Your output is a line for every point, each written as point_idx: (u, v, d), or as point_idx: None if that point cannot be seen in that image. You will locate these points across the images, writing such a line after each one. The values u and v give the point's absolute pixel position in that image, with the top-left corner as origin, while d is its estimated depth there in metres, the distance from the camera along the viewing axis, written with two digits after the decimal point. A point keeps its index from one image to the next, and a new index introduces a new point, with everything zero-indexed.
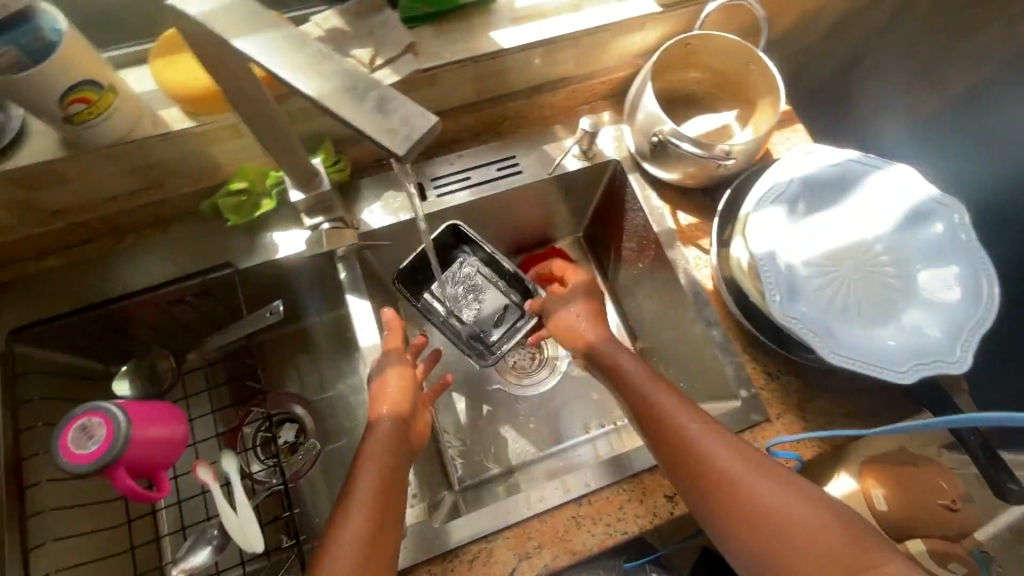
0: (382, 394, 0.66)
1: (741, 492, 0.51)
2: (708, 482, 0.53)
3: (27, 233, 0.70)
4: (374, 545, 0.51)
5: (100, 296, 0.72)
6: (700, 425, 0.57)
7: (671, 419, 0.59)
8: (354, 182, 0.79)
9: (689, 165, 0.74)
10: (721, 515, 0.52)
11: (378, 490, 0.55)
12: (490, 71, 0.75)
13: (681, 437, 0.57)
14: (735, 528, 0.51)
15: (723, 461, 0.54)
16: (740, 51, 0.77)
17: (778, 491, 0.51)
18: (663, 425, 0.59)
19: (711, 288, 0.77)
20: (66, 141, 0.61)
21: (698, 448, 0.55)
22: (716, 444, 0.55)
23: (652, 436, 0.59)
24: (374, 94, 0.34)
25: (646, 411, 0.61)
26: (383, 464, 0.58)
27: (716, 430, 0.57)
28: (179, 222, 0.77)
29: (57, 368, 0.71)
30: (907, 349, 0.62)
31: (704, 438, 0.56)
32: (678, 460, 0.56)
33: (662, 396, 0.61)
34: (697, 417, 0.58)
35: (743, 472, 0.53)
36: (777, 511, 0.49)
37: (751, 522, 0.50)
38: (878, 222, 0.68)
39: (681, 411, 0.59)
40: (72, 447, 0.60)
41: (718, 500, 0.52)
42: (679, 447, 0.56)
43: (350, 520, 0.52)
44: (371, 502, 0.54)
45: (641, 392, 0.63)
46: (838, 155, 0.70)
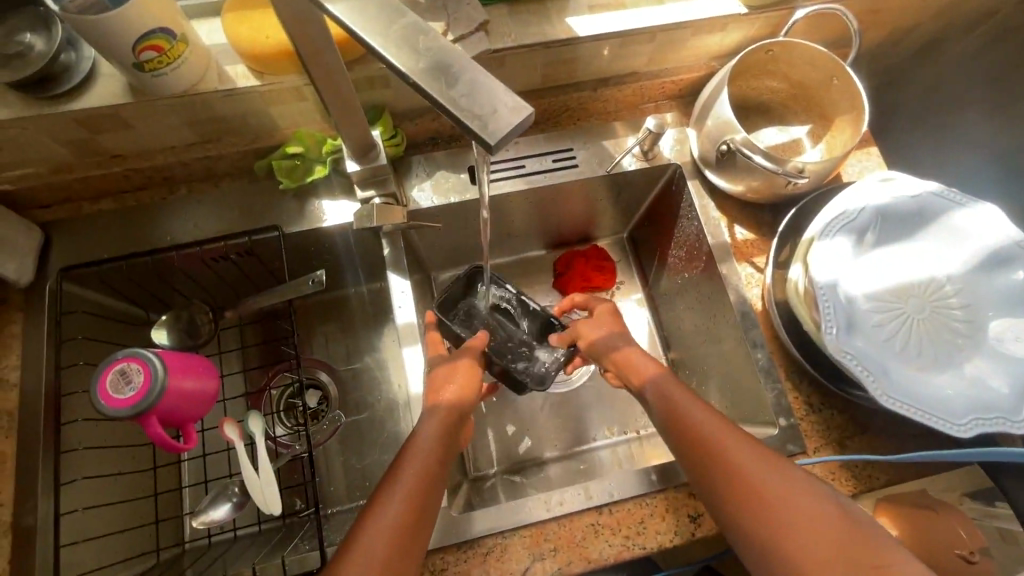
0: (437, 384, 0.65)
1: (792, 513, 0.50)
2: (754, 502, 0.52)
3: (85, 174, 0.71)
4: (409, 532, 0.52)
5: (148, 244, 0.73)
6: (745, 444, 0.56)
7: (714, 438, 0.57)
8: (407, 157, 0.78)
9: (756, 178, 0.71)
10: (760, 534, 0.51)
11: (420, 481, 0.55)
12: (559, 59, 0.73)
13: (727, 457, 0.55)
14: (777, 548, 0.49)
15: (774, 482, 0.52)
16: (825, 64, 0.73)
17: (830, 515, 0.49)
18: (707, 445, 0.57)
19: (761, 308, 0.74)
20: (133, 87, 0.62)
21: (745, 470, 0.54)
22: (764, 465, 0.54)
23: (693, 454, 0.57)
24: (467, 77, 0.32)
25: (684, 428, 0.59)
26: (431, 453, 0.58)
27: (764, 452, 0.55)
28: (231, 179, 0.77)
29: (97, 309, 0.72)
30: (967, 402, 0.58)
31: (753, 460, 0.54)
32: (722, 480, 0.54)
33: (705, 415, 0.59)
34: (742, 439, 0.56)
35: (792, 492, 0.51)
36: (826, 530, 0.48)
37: (796, 542, 0.49)
38: (953, 261, 0.63)
39: (726, 433, 0.57)
40: (110, 392, 0.60)
41: (761, 520, 0.51)
42: (725, 468, 0.55)
43: (388, 507, 0.53)
44: (411, 494, 0.54)
45: (680, 408, 0.61)
46: (919, 185, 0.66)
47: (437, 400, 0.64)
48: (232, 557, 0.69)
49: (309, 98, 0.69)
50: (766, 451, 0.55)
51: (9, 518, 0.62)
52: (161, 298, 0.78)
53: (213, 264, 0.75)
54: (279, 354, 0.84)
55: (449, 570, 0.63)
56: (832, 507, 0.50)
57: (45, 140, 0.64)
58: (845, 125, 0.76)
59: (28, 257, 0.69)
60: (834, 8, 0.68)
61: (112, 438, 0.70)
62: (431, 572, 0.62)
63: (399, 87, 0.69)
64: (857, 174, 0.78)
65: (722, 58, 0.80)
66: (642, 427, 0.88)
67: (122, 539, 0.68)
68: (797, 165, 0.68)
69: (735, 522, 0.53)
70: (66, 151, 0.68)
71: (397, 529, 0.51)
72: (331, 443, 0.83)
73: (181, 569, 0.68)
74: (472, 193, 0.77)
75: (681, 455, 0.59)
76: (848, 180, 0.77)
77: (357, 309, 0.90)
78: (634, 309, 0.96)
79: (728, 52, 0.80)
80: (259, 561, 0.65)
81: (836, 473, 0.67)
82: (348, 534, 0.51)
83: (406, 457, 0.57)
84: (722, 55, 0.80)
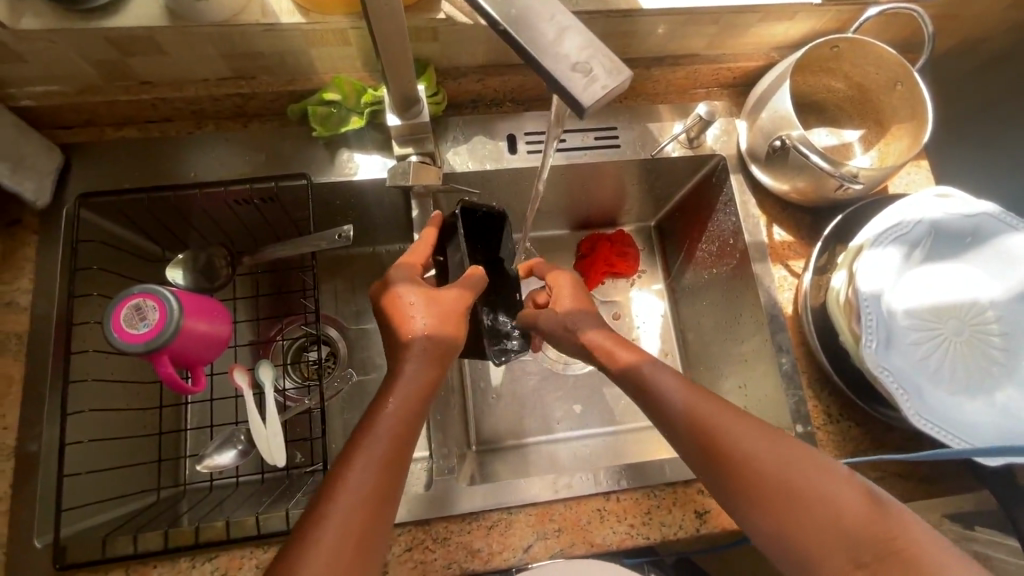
0: (402, 301, 0.59)
1: (815, 505, 0.49)
2: (772, 498, 0.50)
3: (109, 97, 0.68)
4: (382, 490, 0.49)
5: (170, 178, 0.70)
6: (761, 436, 0.53)
7: (727, 434, 0.54)
8: (446, 117, 0.75)
9: (806, 177, 0.69)
10: (765, 519, 0.50)
11: (394, 442, 0.52)
12: (618, 30, 0.70)
13: (727, 450, 0.53)
14: (799, 541, 0.49)
15: (792, 474, 0.50)
16: (893, 67, 0.69)
17: (850, 502, 0.48)
18: (721, 443, 0.53)
19: (790, 313, 0.73)
20: (172, 11, 0.59)
21: (748, 462, 0.52)
22: (783, 454, 0.52)
23: (704, 450, 0.54)
24: (564, 31, 0.30)
25: (693, 422, 0.55)
26: (402, 412, 0.53)
27: (764, 436, 0.53)
28: (260, 120, 0.74)
29: (114, 242, 0.71)
30: (997, 431, 0.57)
31: (775, 458, 0.52)
32: (740, 477, 0.52)
33: (714, 408, 0.56)
34: (755, 433, 0.53)
35: (815, 483, 0.50)
36: (842, 526, 0.48)
37: (822, 536, 0.48)
38: (995, 285, 0.62)
39: (738, 426, 0.54)
40: (125, 321, 0.58)
41: (765, 507, 0.50)
42: (741, 466, 0.52)
43: (364, 461, 0.50)
44: (385, 454, 0.51)
45: (686, 402, 0.57)
46: (976, 204, 0.63)
47: (413, 333, 0.57)
48: (235, 504, 0.68)
49: (354, 42, 0.66)
50: (781, 439, 0.53)
51: (14, 444, 0.61)
52: (177, 236, 0.76)
53: (234, 206, 0.72)
54: (292, 306, 0.83)
55: (452, 538, 0.63)
56: (848, 493, 0.49)
57: (71, 56, 0.61)
58: (902, 135, 0.73)
59: (46, 179, 0.67)
60: (912, 7, 0.65)
61: (119, 374, 0.69)
62: (433, 539, 0.62)
63: (448, 41, 0.66)
64: (904, 186, 0.76)
65: (783, 49, 0.77)
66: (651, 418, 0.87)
67: (123, 475, 0.67)
68: (852, 170, 0.65)
69: (753, 516, 0.51)
70: (92, 70, 0.65)
71: (369, 492, 0.48)
72: (337, 400, 0.82)
73: (182, 511, 0.68)
74: (510, 162, 0.74)
75: (689, 449, 0.56)
76: (895, 192, 0.75)
77: (374, 268, 0.88)
78: (653, 300, 0.94)
79: (790, 43, 0.77)
80: (261, 510, 0.64)
81: None
82: (314, 506, 0.48)
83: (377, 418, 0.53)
84: (784, 46, 0.77)
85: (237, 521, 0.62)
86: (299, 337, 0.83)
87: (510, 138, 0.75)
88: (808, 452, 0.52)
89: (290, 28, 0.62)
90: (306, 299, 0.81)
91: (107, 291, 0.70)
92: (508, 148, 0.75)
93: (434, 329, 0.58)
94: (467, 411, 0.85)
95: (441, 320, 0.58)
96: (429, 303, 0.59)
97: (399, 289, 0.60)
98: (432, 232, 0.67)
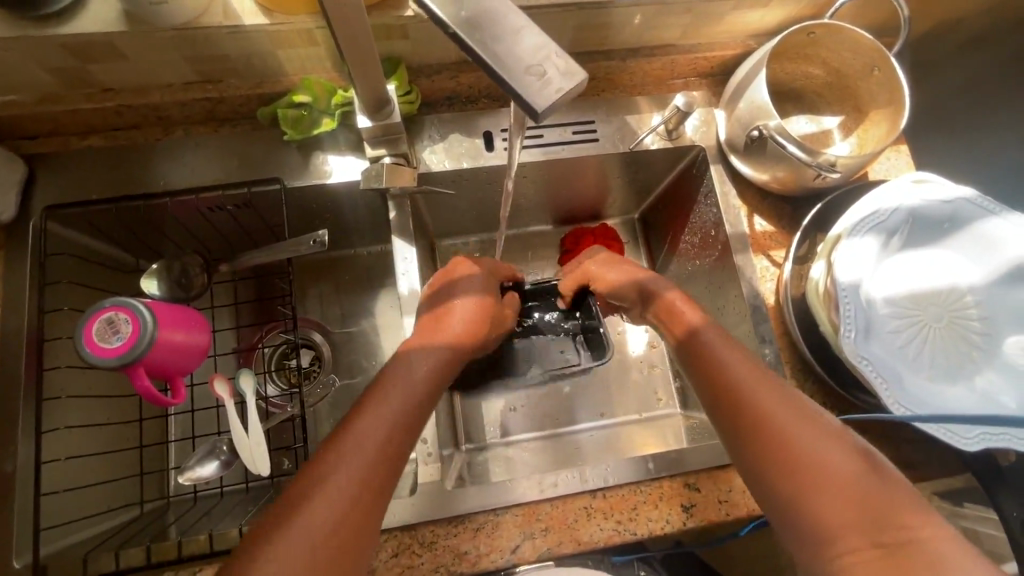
0: (472, 334, 0.62)
1: (835, 474, 0.45)
2: (792, 460, 0.46)
3: (73, 106, 0.66)
4: (366, 492, 0.45)
5: (139, 186, 0.69)
6: (783, 399, 0.50)
7: (749, 391, 0.51)
8: (420, 117, 0.73)
9: (785, 167, 0.68)
10: (784, 484, 0.46)
11: (393, 437, 0.49)
12: (590, 22, 0.68)
13: (757, 406, 0.50)
14: (813, 508, 0.44)
15: (805, 436, 0.47)
16: (868, 52, 0.69)
17: (859, 474, 0.45)
18: (747, 400, 0.50)
19: (772, 303, 0.73)
20: (130, 15, 0.57)
21: (774, 421, 0.48)
22: (802, 420, 0.48)
23: (724, 406, 0.52)
24: (514, 30, 0.30)
25: (716, 381, 0.53)
26: (406, 406, 0.52)
27: (794, 401, 0.50)
28: (230, 124, 0.73)
29: (84, 254, 0.69)
30: (978, 417, 0.57)
31: (802, 421, 0.48)
32: (753, 435, 0.49)
33: (741, 367, 0.53)
34: (784, 397, 0.50)
35: (825, 448, 0.46)
36: (864, 499, 0.43)
37: (829, 505, 0.44)
38: (972, 271, 0.62)
39: (764, 387, 0.51)
40: (97, 338, 0.56)
41: (785, 471, 0.46)
42: (767, 424, 0.49)
43: (357, 447, 0.47)
44: (371, 450, 0.47)
45: (714, 361, 0.55)
46: (953, 189, 0.63)
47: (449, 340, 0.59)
48: (220, 514, 0.67)
49: (321, 42, 0.64)
50: (802, 407, 0.50)
51: None
52: (150, 245, 0.74)
53: (207, 213, 0.71)
54: (273, 312, 0.82)
55: (438, 542, 0.62)
56: (858, 465, 0.45)
57: (30, 66, 0.60)
58: (881, 120, 0.72)
59: (10, 192, 0.65)
60: None
61: (93, 390, 0.67)
62: (420, 544, 0.62)
63: (418, 38, 0.65)
64: (884, 173, 0.76)
65: (760, 37, 0.76)
66: (639, 411, 0.87)
67: (105, 490, 0.66)
68: (829, 159, 0.65)
69: (765, 479, 0.48)
70: (53, 79, 0.63)
71: (348, 492, 0.44)
72: (321, 405, 0.81)
73: (165, 524, 0.67)
74: (488, 160, 0.73)
75: (711, 408, 0.54)
76: (875, 178, 0.75)
77: (355, 271, 0.87)
78: None
79: (767, 31, 0.76)
80: (245, 521, 0.64)
81: None
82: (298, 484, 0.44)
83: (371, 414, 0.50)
84: (761, 33, 0.76)
85: (220, 533, 0.61)
86: (280, 344, 0.82)
87: (486, 135, 0.74)
88: (826, 422, 0.48)
89: (253, 29, 0.60)
90: (286, 304, 0.80)
91: (78, 305, 0.68)
92: (485, 146, 0.73)
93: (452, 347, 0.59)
94: (454, 412, 0.84)
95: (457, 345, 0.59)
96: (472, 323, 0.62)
97: (468, 320, 0.62)
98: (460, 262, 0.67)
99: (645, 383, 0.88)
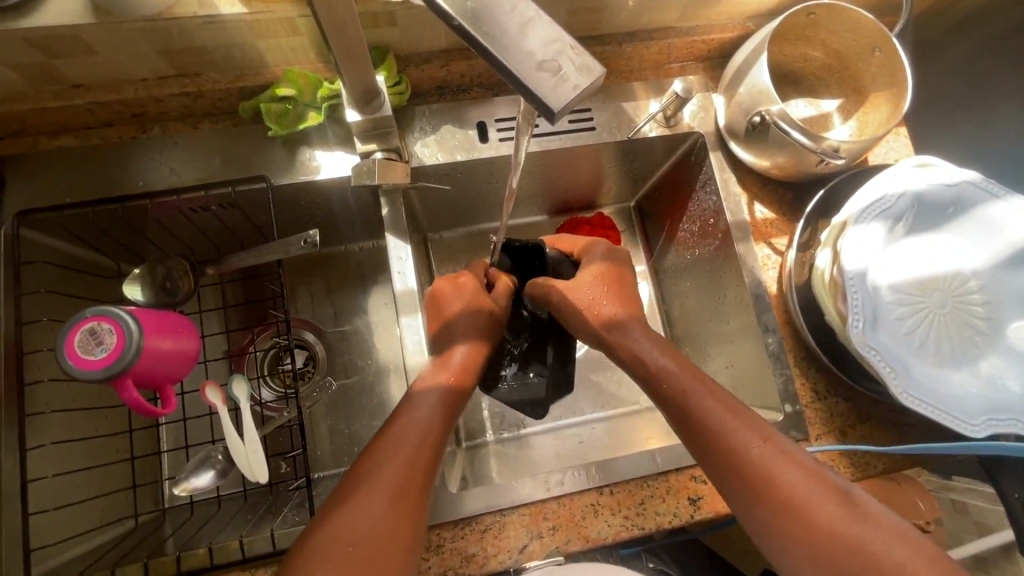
0: (481, 353, 0.60)
1: (821, 520, 0.47)
2: (778, 509, 0.48)
3: (39, 105, 0.62)
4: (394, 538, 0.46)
5: (117, 188, 0.65)
6: (752, 433, 0.52)
7: (726, 431, 0.52)
8: (410, 107, 0.71)
9: (786, 153, 0.67)
10: (774, 528, 0.48)
11: (404, 481, 0.49)
12: (586, 6, 0.66)
13: (739, 455, 0.51)
14: (804, 551, 0.47)
15: (790, 483, 0.49)
16: (870, 33, 0.67)
17: (845, 517, 0.47)
18: (730, 449, 0.51)
19: (774, 292, 0.72)
20: (98, 6, 0.53)
21: (760, 469, 0.50)
22: (780, 460, 0.50)
23: (710, 451, 0.52)
24: (520, 23, 0.30)
25: (693, 422, 0.54)
26: (416, 447, 0.51)
27: (774, 444, 0.51)
28: (210, 121, 0.69)
29: (61, 261, 0.66)
30: (984, 401, 0.57)
31: (785, 467, 0.50)
32: (740, 482, 0.50)
33: (718, 408, 0.53)
34: (764, 440, 0.51)
35: (810, 493, 0.48)
36: (851, 542, 0.45)
37: (819, 552, 0.46)
38: (976, 254, 0.61)
39: (747, 433, 0.52)
40: (78, 353, 0.52)
41: (775, 518, 0.48)
42: (753, 474, 0.50)
43: (371, 501, 0.47)
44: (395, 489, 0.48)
45: (689, 401, 0.54)
46: (956, 172, 0.62)
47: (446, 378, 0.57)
48: (218, 523, 0.66)
49: (305, 32, 0.61)
50: (777, 443, 0.51)
51: None
52: (131, 249, 0.71)
53: (190, 215, 0.68)
54: (264, 315, 0.80)
55: (445, 545, 0.61)
56: (834, 502, 0.47)
57: None
58: (881, 103, 0.71)
59: None
60: None
61: (78, 402, 0.65)
62: (427, 548, 0.61)
63: (407, 25, 0.62)
64: (884, 157, 0.75)
65: (758, 19, 0.74)
66: (641, 402, 0.86)
67: (97, 505, 0.64)
68: (833, 144, 0.64)
69: (757, 523, 0.50)
70: (17, 77, 0.59)
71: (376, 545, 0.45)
72: (317, 407, 0.79)
73: (162, 537, 0.65)
74: (482, 152, 0.70)
75: (693, 448, 0.54)
76: (875, 163, 0.74)
77: (347, 268, 0.85)
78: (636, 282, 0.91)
79: (765, 12, 0.74)
80: (245, 532, 0.62)
81: (835, 456, 0.67)
82: (314, 540, 0.45)
83: (383, 458, 0.50)
84: (759, 14, 0.74)
85: (220, 546, 0.60)
86: (272, 346, 0.79)
87: (480, 125, 0.71)
88: (807, 462, 0.50)
89: (231, 19, 0.57)
90: (278, 306, 0.78)
91: (57, 315, 0.65)
92: (479, 137, 0.71)
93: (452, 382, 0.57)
94: None
95: (458, 377, 0.57)
96: (473, 351, 0.60)
97: (478, 342, 0.60)
98: (452, 287, 0.63)
99: None
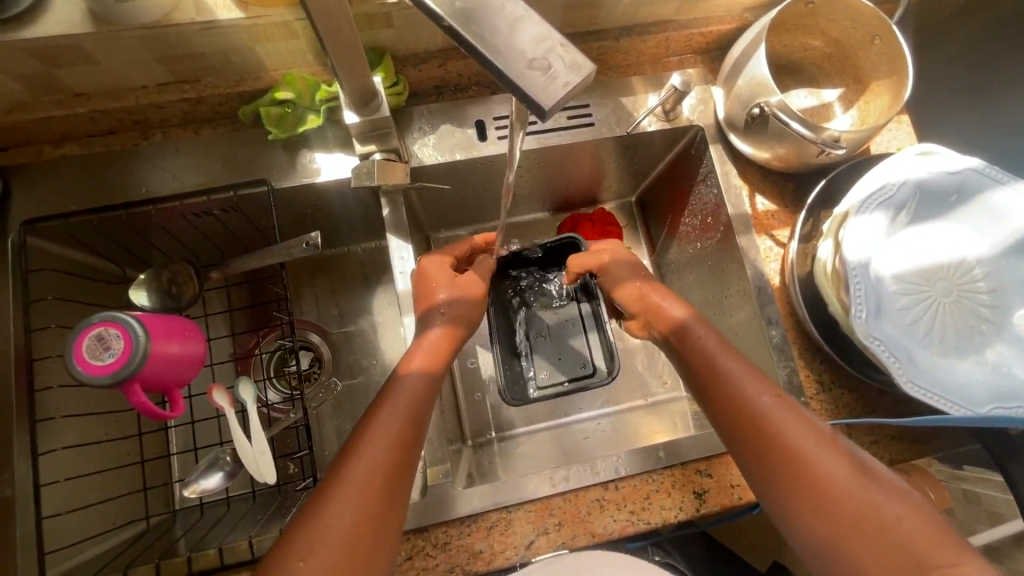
0: (453, 336, 0.61)
1: (824, 473, 0.47)
2: (782, 462, 0.49)
3: (43, 114, 0.63)
4: (370, 525, 0.46)
5: (120, 194, 0.66)
6: (765, 389, 0.53)
7: (739, 387, 0.53)
8: (409, 107, 0.71)
9: (787, 143, 0.66)
10: (778, 479, 0.48)
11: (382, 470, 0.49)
12: (582, 2, 0.66)
13: (750, 408, 0.52)
14: (805, 508, 0.47)
15: (795, 437, 0.49)
16: (870, 21, 0.67)
17: (846, 473, 0.47)
18: (740, 402, 0.53)
19: (777, 284, 0.72)
20: (96, 16, 0.54)
21: (769, 421, 0.51)
22: (791, 416, 0.51)
23: (723, 405, 0.54)
24: (508, 19, 0.30)
25: (709, 379, 0.55)
26: (392, 437, 0.51)
27: (786, 403, 0.52)
28: (211, 125, 0.70)
29: (66, 267, 0.66)
30: (990, 389, 0.57)
31: (794, 422, 0.50)
32: (748, 436, 0.51)
33: (735, 365, 0.55)
34: (776, 396, 0.52)
35: (818, 449, 0.48)
36: (851, 499, 0.45)
37: (818, 506, 0.46)
38: (980, 242, 0.61)
39: (759, 388, 0.53)
40: (86, 358, 0.52)
41: (779, 470, 0.49)
42: (761, 426, 0.51)
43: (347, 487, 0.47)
44: (370, 480, 0.48)
45: (709, 358, 0.56)
46: (958, 159, 0.61)
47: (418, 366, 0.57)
48: (228, 524, 0.67)
49: (302, 34, 0.62)
50: (791, 403, 0.52)
51: None
52: (136, 253, 0.72)
53: (193, 219, 0.68)
54: (269, 317, 0.80)
55: (452, 542, 0.62)
56: (840, 460, 0.48)
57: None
58: (882, 92, 0.71)
59: None
60: None
61: (86, 407, 0.65)
62: (433, 545, 0.62)
63: (403, 25, 0.62)
64: (886, 145, 0.74)
65: (757, 9, 0.74)
66: (646, 397, 0.85)
67: (110, 508, 0.65)
68: (833, 134, 0.63)
69: (762, 478, 0.50)
70: (22, 88, 0.60)
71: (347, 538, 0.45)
72: (323, 407, 0.80)
73: (173, 537, 0.66)
74: (481, 150, 0.70)
75: (708, 409, 0.56)
76: (877, 151, 0.74)
77: (349, 269, 0.86)
78: None
79: (762, 3, 0.74)
80: (255, 531, 0.63)
81: None
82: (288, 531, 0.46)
83: (359, 448, 0.50)
84: (757, 5, 0.74)
85: (230, 546, 0.61)
86: (278, 348, 0.80)
87: (478, 124, 0.71)
88: (818, 423, 0.50)
89: (229, 24, 0.57)
90: (282, 308, 0.78)
91: (63, 322, 0.66)
92: (477, 135, 0.71)
93: (431, 369, 0.57)
94: (458, 407, 0.83)
95: (432, 360, 0.58)
96: (445, 334, 0.61)
97: (450, 324, 0.61)
98: (437, 266, 0.64)
99: (650, 367, 0.87)
